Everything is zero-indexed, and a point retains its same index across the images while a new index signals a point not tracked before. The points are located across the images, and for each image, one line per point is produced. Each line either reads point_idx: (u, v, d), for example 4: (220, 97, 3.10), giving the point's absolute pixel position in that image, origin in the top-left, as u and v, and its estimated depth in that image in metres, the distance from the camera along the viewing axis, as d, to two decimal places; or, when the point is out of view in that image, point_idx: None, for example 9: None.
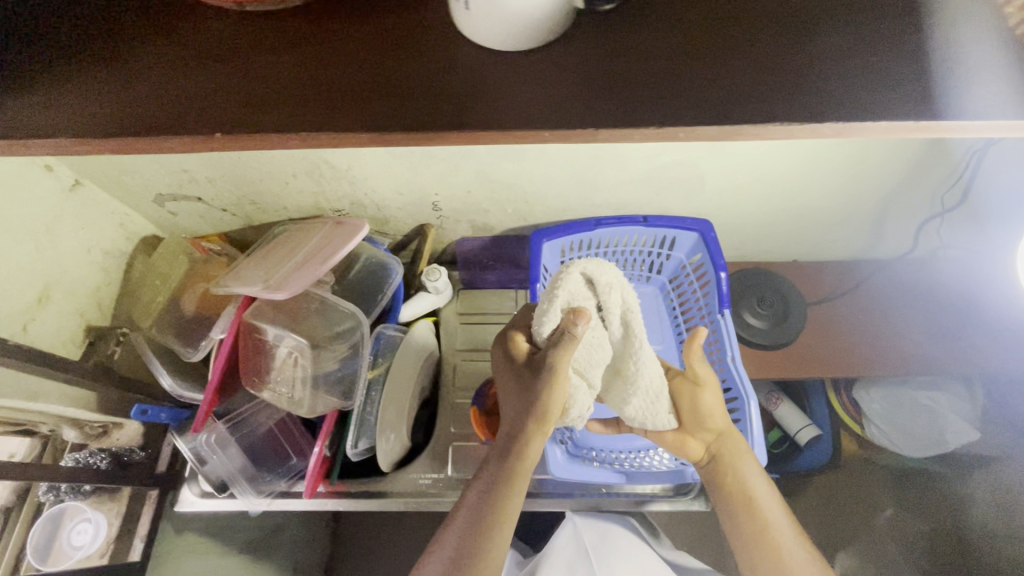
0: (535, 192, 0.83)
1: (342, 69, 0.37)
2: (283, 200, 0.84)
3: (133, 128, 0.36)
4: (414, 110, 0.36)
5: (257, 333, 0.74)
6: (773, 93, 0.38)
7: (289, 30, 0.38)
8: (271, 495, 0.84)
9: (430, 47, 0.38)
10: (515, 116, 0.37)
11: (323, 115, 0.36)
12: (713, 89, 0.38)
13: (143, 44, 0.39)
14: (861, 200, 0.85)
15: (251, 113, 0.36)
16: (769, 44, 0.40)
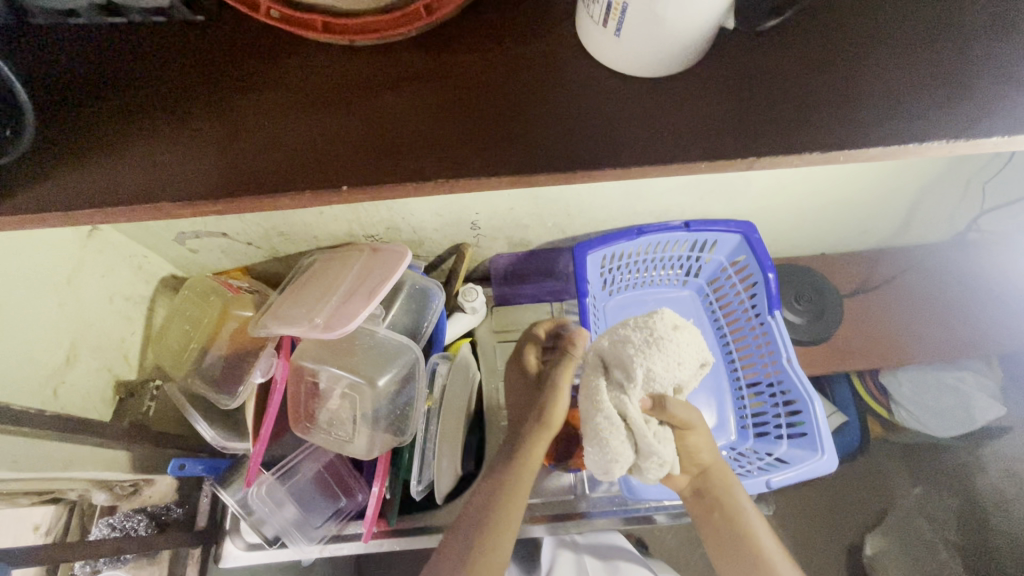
0: (579, 205, 0.80)
1: (456, 111, 0.36)
2: (314, 229, 0.79)
3: (256, 184, 0.36)
4: (547, 139, 0.35)
5: (308, 374, 0.71)
6: (906, 103, 0.37)
7: (393, 76, 0.38)
8: (322, 541, 0.79)
9: (541, 82, 0.37)
10: (647, 148, 0.35)
11: (450, 154, 0.35)
12: (845, 103, 0.37)
13: (251, 95, 0.38)
14: (898, 193, 0.85)
15: (377, 159, 0.36)
16: (893, 52, 0.38)
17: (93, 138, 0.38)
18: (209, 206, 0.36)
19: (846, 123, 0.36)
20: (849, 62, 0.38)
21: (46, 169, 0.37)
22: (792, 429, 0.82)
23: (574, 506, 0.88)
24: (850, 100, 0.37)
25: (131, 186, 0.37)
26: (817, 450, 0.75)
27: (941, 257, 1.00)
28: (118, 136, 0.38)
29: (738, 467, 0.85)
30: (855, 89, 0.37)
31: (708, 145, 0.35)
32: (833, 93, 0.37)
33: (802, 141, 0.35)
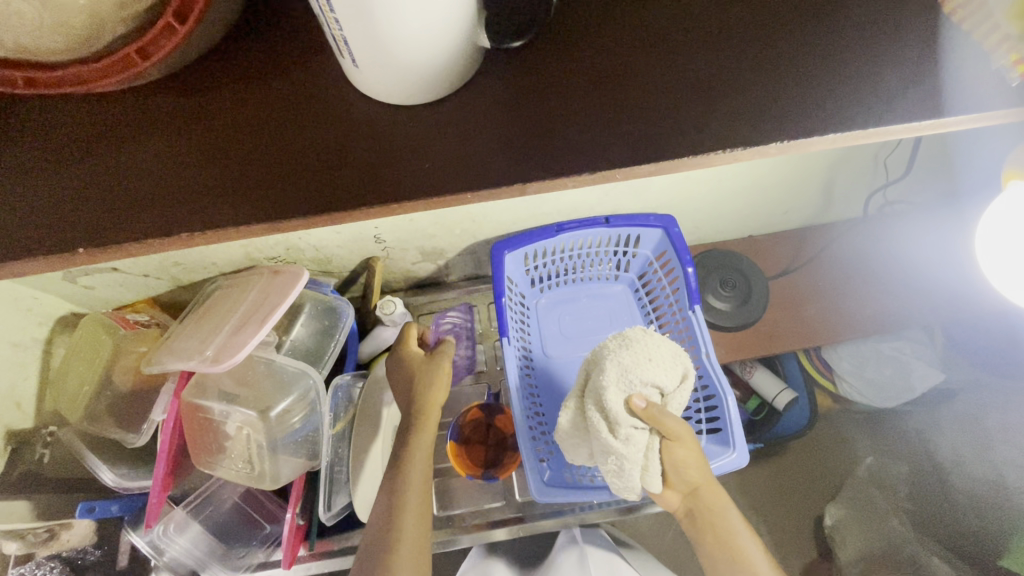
0: (483, 211, 0.79)
1: (273, 156, 0.41)
2: (210, 256, 0.77)
3: (90, 239, 0.40)
4: (346, 180, 0.41)
5: (202, 411, 0.68)
6: (688, 135, 0.41)
7: (216, 126, 0.43)
8: (248, 569, 0.77)
9: (347, 122, 0.42)
10: (428, 188, 0.40)
11: (259, 200, 0.40)
12: (635, 139, 0.40)
13: (81, 158, 0.42)
14: (806, 175, 0.85)
15: (200, 208, 0.41)
16: (681, 87, 0.42)
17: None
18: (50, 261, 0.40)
19: (635, 156, 0.40)
20: (640, 101, 0.41)
21: None
22: (709, 425, 0.80)
23: (507, 512, 0.87)
24: (635, 135, 0.41)
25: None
26: (729, 447, 0.74)
27: (864, 232, 0.99)
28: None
29: None
30: (642, 122, 0.41)
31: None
32: (619, 128, 0.41)
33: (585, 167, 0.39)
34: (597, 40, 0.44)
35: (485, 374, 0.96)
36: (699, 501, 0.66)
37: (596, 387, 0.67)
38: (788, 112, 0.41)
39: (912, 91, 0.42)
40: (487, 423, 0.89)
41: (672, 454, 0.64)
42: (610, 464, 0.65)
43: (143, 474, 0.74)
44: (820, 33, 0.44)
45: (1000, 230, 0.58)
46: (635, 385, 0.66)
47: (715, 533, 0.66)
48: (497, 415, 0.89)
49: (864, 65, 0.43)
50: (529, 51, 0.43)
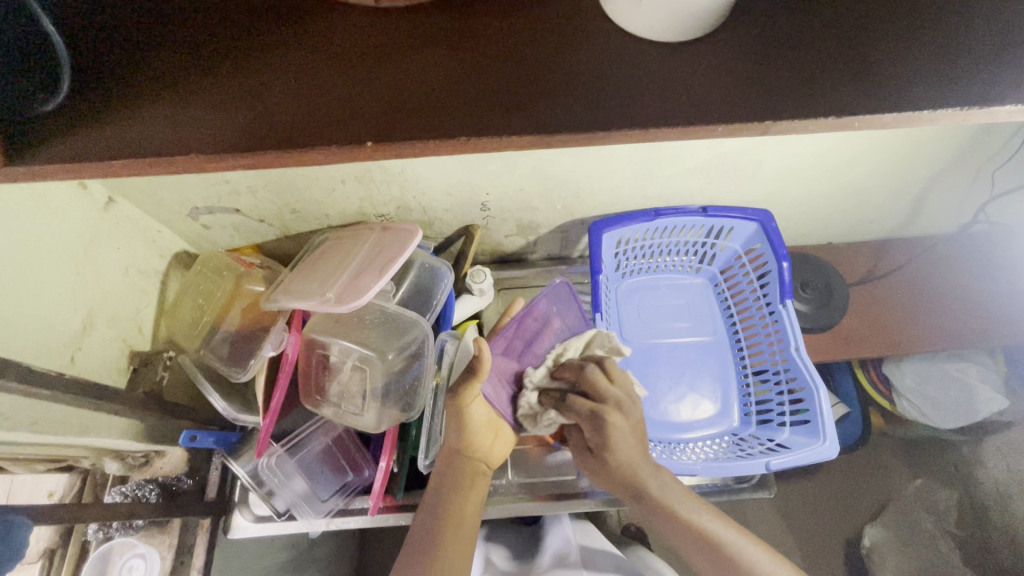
0: (589, 187, 0.81)
1: (492, 67, 0.33)
2: (326, 207, 0.80)
3: (268, 140, 0.32)
4: (578, 101, 0.33)
5: (320, 347, 0.73)
6: (958, 54, 0.33)
7: (415, 28, 0.34)
8: (329, 515, 0.79)
9: (580, 38, 0.35)
10: (667, 114, 0.33)
11: (472, 114, 0.32)
12: (891, 59, 0.34)
13: (263, 45, 0.35)
14: (905, 183, 0.86)
15: (400, 117, 0.32)
16: (946, 10, 0.35)
17: (98, 93, 0.35)
18: (225, 165, 0.32)
19: (884, 84, 0.33)
20: (895, 22, 0.35)
21: (44, 137, 0.34)
22: (794, 415, 0.83)
23: (575, 485, 0.88)
24: (892, 59, 0.34)
25: (136, 139, 0.33)
26: (820, 436, 0.76)
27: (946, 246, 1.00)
28: (125, 91, 0.35)
29: (740, 451, 0.87)
30: (892, 45, 0.34)
31: (739, 97, 0.33)
32: (873, 48, 0.34)
33: (822, 99, 0.33)
34: None
35: None
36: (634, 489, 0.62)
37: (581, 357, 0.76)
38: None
39: None
40: None
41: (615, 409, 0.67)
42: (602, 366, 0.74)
43: (245, 408, 0.77)
44: None
45: None
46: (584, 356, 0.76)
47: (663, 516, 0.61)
48: None
49: None
50: None
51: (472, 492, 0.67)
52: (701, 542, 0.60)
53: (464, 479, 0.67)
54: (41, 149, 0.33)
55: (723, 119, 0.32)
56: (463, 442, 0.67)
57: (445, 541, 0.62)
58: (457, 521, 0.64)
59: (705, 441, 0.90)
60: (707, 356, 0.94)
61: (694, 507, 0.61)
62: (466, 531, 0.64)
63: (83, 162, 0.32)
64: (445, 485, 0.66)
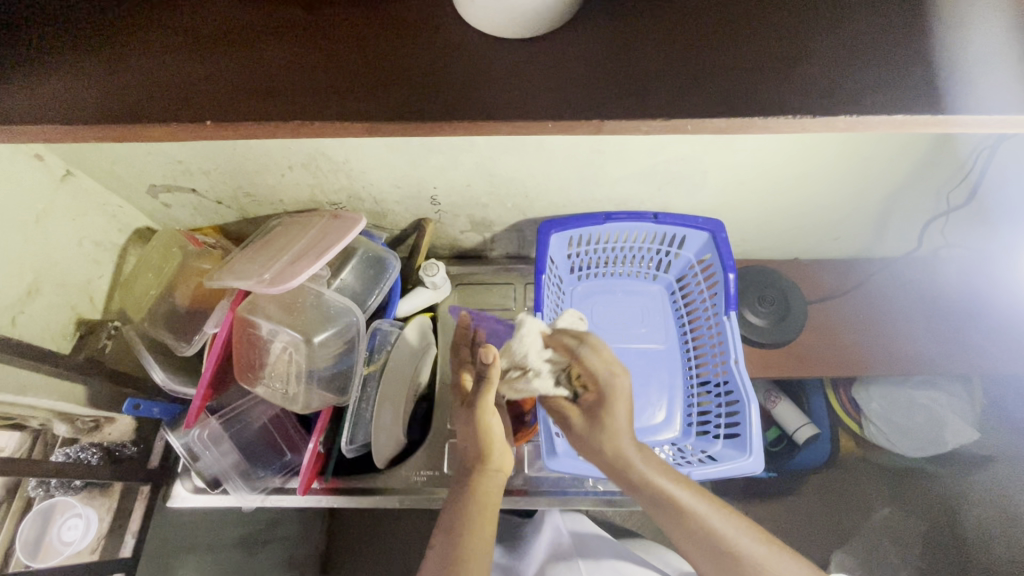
0: (536, 187, 0.82)
1: (352, 61, 0.37)
2: (279, 192, 0.82)
3: (149, 117, 0.36)
4: (413, 98, 0.36)
5: (251, 326, 0.73)
6: (772, 96, 0.38)
7: (290, 22, 0.38)
8: (264, 492, 0.82)
9: (435, 35, 0.38)
10: (505, 113, 0.36)
11: (313, 102, 0.36)
12: (716, 92, 0.38)
13: (142, 35, 0.40)
14: (861, 201, 0.85)
15: (238, 100, 0.36)
16: (769, 51, 0.39)
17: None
18: (101, 136, 0.36)
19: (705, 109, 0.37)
20: (730, 58, 0.39)
21: None
22: (728, 429, 0.82)
23: (511, 482, 0.88)
24: (719, 91, 0.38)
25: (31, 112, 0.37)
26: (746, 451, 0.75)
27: (911, 267, 0.98)
28: (17, 66, 0.39)
29: (675, 461, 0.86)
30: (723, 77, 0.38)
31: (572, 108, 0.36)
32: (704, 79, 0.38)
33: (640, 113, 0.36)
34: None
35: None
36: (624, 474, 0.63)
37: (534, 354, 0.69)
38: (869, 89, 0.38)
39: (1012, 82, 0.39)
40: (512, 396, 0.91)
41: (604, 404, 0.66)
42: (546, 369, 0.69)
43: (187, 382, 0.80)
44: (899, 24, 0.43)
45: None
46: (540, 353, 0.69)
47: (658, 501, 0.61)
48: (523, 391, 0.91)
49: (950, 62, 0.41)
50: None
51: (489, 504, 0.64)
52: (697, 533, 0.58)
53: (483, 490, 0.65)
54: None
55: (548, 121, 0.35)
56: (482, 453, 0.67)
57: (469, 557, 0.59)
58: (479, 534, 0.61)
59: None
60: (656, 364, 0.93)
61: (689, 499, 0.60)
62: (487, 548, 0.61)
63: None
64: (462, 499, 0.64)
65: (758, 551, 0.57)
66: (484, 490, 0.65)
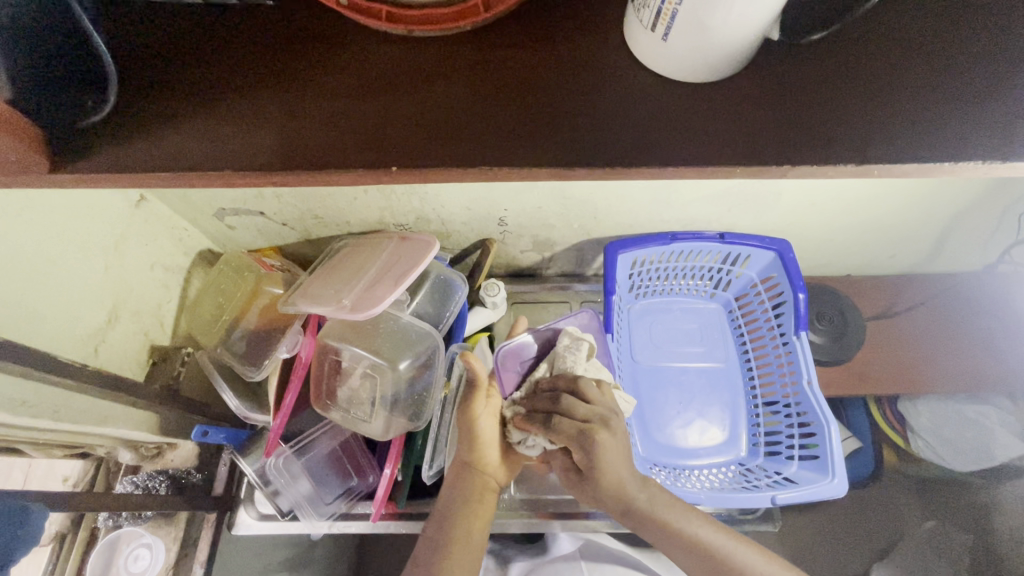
0: (607, 209, 0.81)
1: (515, 101, 0.36)
2: (347, 214, 0.81)
3: (301, 161, 0.35)
4: (609, 143, 0.35)
5: (334, 353, 0.74)
6: (976, 128, 0.35)
7: (444, 59, 0.37)
8: (332, 518, 0.81)
9: (600, 72, 0.37)
10: (692, 151, 0.35)
11: (483, 144, 0.35)
12: (912, 129, 0.36)
13: (282, 65, 0.38)
14: (928, 220, 0.85)
15: (429, 143, 0.35)
16: (976, 81, 0.36)
17: (143, 107, 0.38)
18: (256, 181, 0.35)
19: (896, 151, 0.35)
20: (921, 91, 0.36)
21: (98, 144, 0.37)
22: (803, 450, 0.83)
23: (577, 504, 0.88)
24: (906, 126, 0.36)
25: (178, 152, 0.36)
26: (828, 474, 0.76)
27: (971, 285, 0.98)
28: (162, 104, 0.38)
29: (745, 481, 0.86)
30: (912, 111, 0.36)
31: (745, 147, 0.35)
32: (896, 117, 0.36)
33: (830, 156, 0.35)
34: None
35: None
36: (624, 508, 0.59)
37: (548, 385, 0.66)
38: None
39: None
40: None
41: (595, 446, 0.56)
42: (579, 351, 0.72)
43: (257, 407, 0.79)
44: None
45: None
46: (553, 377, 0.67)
47: (663, 535, 0.59)
48: None
49: None
50: None
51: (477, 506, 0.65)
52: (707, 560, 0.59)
53: (471, 490, 0.65)
54: (84, 161, 0.36)
55: (741, 161, 0.34)
56: (472, 453, 0.67)
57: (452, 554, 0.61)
58: (462, 534, 0.62)
59: (712, 469, 0.89)
60: (717, 383, 0.93)
61: (685, 519, 0.60)
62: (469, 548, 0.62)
63: (128, 171, 0.36)
64: (456, 499, 0.65)
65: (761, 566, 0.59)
66: (475, 489, 0.65)
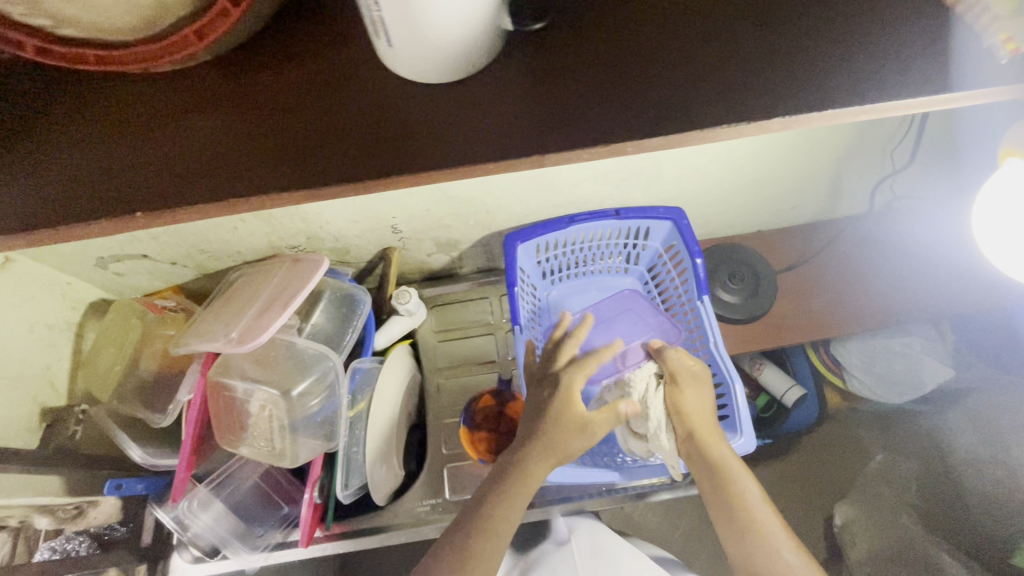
0: (495, 202, 0.81)
1: (292, 129, 0.40)
2: (235, 243, 0.80)
3: (105, 212, 0.39)
4: (352, 153, 0.38)
5: (227, 389, 0.71)
6: (744, 89, 0.38)
7: (228, 101, 0.41)
8: (267, 549, 0.81)
9: (364, 89, 0.40)
10: (449, 155, 0.37)
11: (262, 173, 0.39)
12: (685, 96, 0.38)
13: (84, 129, 0.42)
14: (814, 168, 0.86)
15: (186, 179, 0.39)
16: (745, 47, 0.39)
17: None
18: (65, 236, 0.39)
19: (675, 122, 0.37)
20: (680, 70, 0.38)
21: None
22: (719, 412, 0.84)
23: None
24: (680, 97, 0.38)
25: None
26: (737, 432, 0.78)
27: (870, 225, 1.01)
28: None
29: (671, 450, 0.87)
30: (672, 85, 0.38)
31: (503, 146, 0.37)
32: (670, 90, 0.38)
33: (621, 135, 0.37)
34: None
35: (497, 364, 0.98)
36: (701, 459, 0.73)
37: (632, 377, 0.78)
38: (860, 75, 0.38)
39: (934, 49, 0.39)
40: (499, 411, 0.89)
41: (679, 401, 0.75)
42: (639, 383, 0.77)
43: (168, 454, 0.77)
44: None
45: (994, 219, 0.56)
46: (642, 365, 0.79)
47: (712, 490, 0.72)
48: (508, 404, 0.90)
49: (900, 30, 0.40)
50: None
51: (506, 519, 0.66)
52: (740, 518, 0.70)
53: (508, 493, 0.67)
54: None
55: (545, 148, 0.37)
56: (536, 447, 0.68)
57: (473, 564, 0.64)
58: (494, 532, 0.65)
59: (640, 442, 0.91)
60: None
61: (741, 481, 0.72)
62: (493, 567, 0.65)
63: None
64: (497, 498, 0.67)
65: (784, 545, 0.69)
66: (507, 500, 0.67)
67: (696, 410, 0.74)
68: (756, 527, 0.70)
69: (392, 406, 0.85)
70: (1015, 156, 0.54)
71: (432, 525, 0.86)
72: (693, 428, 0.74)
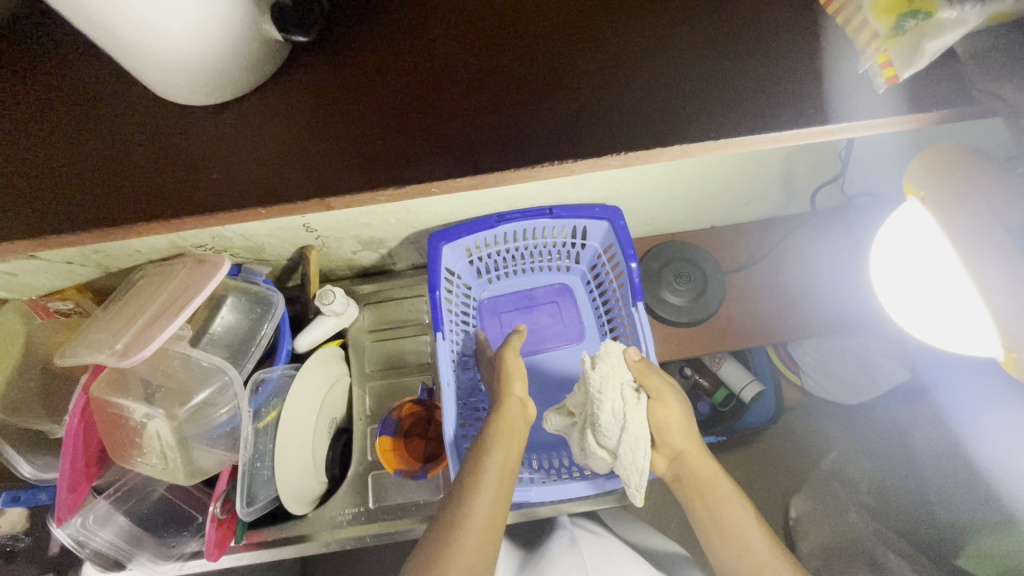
0: (413, 202, 0.74)
1: (136, 171, 0.49)
2: (130, 244, 0.73)
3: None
4: (124, 200, 0.48)
5: (114, 406, 0.67)
6: (541, 156, 0.46)
7: (77, 136, 0.50)
8: (181, 559, 0.77)
9: (204, 136, 0.49)
10: (277, 191, 0.47)
11: (112, 207, 0.48)
12: (581, 132, 0.47)
13: None
14: (761, 168, 0.80)
15: (47, 205, 0.48)
16: (624, 84, 0.47)
17: None
18: None
19: (570, 152, 0.46)
20: (491, 131, 0.47)
21: None
22: None
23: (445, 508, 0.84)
24: (511, 148, 0.46)
25: None
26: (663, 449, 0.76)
27: (826, 225, 0.95)
28: None
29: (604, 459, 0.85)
30: (481, 145, 0.47)
31: (335, 174, 0.47)
32: (501, 137, 0.47)
33: (469, 170, 0.46)
34: (453, 57, 0.49)
35: (431, 367, 0.94)
36: (687, 474, 0.72)
37: (601, 386, 0.72)
38: (738, 110, 0.46)
39: (717, 117, 0.46)
40: (425, 417, 0.87)
41: (658, 413, 0.72)
42: (613, 397, 0.71)
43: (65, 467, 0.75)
44: (644, 56, 0.48)
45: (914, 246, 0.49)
46: (619, 380, 0.72)
47: (699, 501, 0.70)
48: (435, 409, 0.88)
49: (697, 95, 0.47)
50: (375, 71, 0.49)
51: (506, 482, 0.65)
52: (726, 533, 0.67)
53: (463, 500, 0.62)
54: None
55: (463, 173, 0.46)
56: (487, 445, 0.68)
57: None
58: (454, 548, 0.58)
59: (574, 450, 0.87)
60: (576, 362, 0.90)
61: (727, 493, 0.69)
62: (485, 550, 0.59)
63: None
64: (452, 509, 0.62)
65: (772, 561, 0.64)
66: (462, 510, 0.61)
67: (674, 422, 0.72)
68: (744, 544, 0.65)
69: (312, 413, 0.80)
70: (914, 194, 0.48)
71: (355, 533, 0.83)
72: (674, 441, 0.72)
